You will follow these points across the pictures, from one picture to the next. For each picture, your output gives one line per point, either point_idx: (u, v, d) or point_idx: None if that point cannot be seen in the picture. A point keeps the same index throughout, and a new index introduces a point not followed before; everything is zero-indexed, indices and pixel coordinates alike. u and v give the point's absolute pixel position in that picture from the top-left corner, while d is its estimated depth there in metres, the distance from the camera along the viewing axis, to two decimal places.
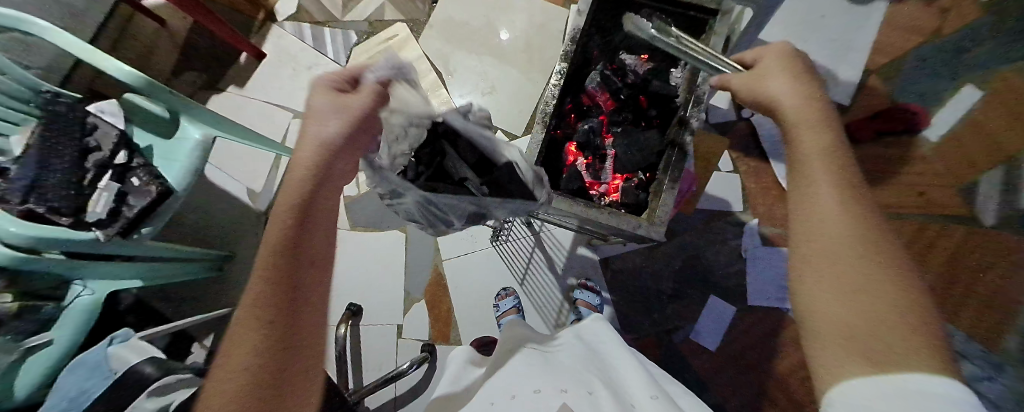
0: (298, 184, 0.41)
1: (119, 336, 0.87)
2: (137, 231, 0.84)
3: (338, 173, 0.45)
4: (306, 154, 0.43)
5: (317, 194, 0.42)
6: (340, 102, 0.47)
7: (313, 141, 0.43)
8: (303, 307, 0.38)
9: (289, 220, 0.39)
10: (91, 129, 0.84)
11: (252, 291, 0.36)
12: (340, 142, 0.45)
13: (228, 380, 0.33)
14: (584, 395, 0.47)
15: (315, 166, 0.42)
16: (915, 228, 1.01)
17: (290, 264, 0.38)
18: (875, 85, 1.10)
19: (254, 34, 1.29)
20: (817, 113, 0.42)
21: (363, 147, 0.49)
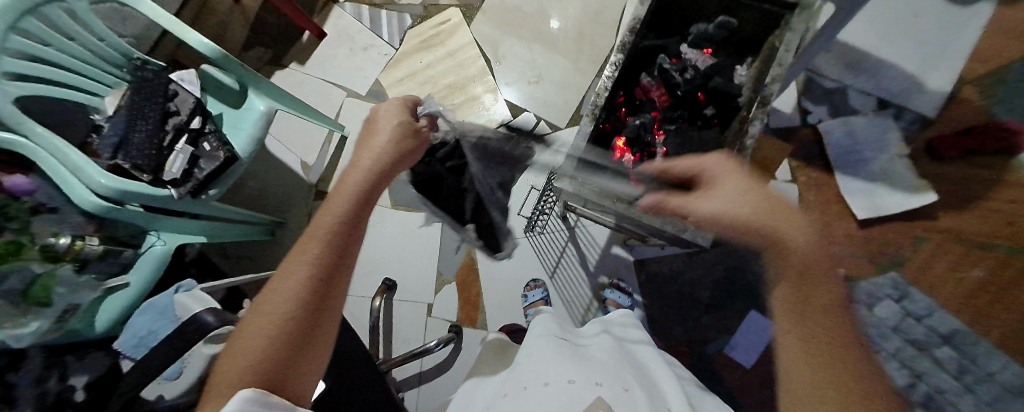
0: (357, 182, 0.46)
1: (184, 285, 0.91)
2: (205, 192, 0.91)
3: (392, 176, 0.49)
4: (365, 164, 0.48)
5: (375, 192, 0.47)
6: (405, 124, 0.51)
7: (359, 169, 0.47)
8: (338, 275, 0.41)
9: (347, 204, 0.44)
10: (172, 95, 0.92)
11: (300, 250, 0.41)
12: (395, 152, 0.49)
13: (258, 321, 0.36)
14: (619, 391, 0.48)
15: (379, 170, 0.47)
16: (999, 262, 0.92)
17: (336, 235, 0.42)
18: (970, 97, 0.97)
19: (316, 12, 1.34)
20: (766, 210, 0.46)
21: (416, 156, 0.53)
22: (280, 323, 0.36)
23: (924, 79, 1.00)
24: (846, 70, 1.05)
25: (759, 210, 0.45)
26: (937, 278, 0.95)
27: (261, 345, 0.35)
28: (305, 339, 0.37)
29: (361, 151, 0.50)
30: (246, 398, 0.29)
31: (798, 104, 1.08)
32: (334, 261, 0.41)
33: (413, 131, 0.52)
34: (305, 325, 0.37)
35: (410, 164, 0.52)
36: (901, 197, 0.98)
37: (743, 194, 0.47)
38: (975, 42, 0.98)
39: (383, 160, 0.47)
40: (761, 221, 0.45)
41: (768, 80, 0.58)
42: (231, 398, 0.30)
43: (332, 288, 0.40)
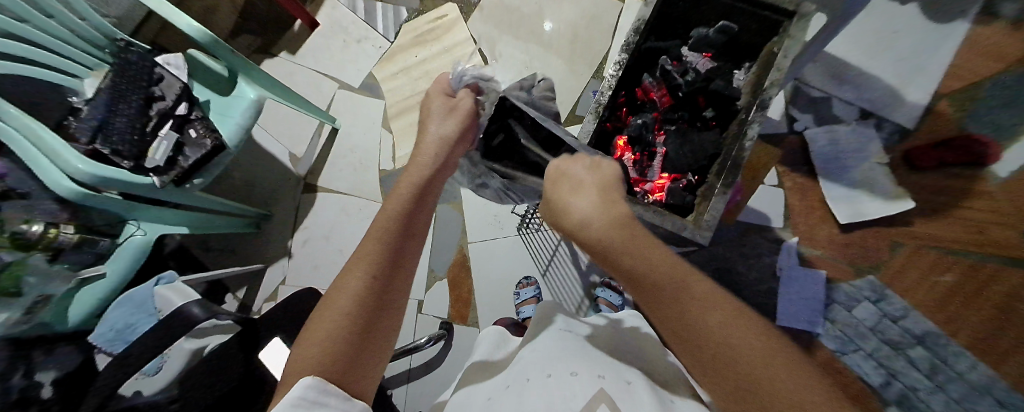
0: (420, 175, 0.50)
1: (165, 278, 0.88)
2: (189, 181, 0.88)
3: (451, 164, 0.57)
4: (429, 154, 0.54)
5: (430, 187, 0.50)
6: (447, 104, 0.62)
7: (433, 138, 0.56)
8: (399, 270, 0.41)
9: (406, 198, 0.46)
10: (157, 79, 0.88)
11: (359, 249, 0.40)
12: (454, 138, 0.58)
13: (324, 319, 0.34)
14: (623, 383, 0.50)
15: (437, 161, 0.53)
16: (967, 267, 0.96)
17: (399, 230, 0.42)
18: (943, 110, 1.01)
19: (308, 1, 1.31)
20: (604, 201, 0.40)
21: (468, 143, 0.62)
22: (350, 320, 0.34)
23: (902, 92, 1.05)
24: (831, 80, 1.09)
25: (596, 207, 0.39)
26: (911, 283, 0.99)
27: (334, 334, 0.33)
28: (369, 337, 0.36)
29: (422, 143, 0.57)
30: (308, 383, 0.30)
31: (787, 111, 1.12)
32: (399, 248, 0.41)
33: (468, 110, 0.62)
34: (370, 323, 0.36)
35: (464, 149, 0.61)
36: (881, 203, 1.03)
37: (578, 191, 0.42)
38: (951, 58, 1.03)
39: (442, 149, 0.55)
40: (586, 211, 0.39)
41: (766, 84, 0.59)
42: (299, 383, 0.30)
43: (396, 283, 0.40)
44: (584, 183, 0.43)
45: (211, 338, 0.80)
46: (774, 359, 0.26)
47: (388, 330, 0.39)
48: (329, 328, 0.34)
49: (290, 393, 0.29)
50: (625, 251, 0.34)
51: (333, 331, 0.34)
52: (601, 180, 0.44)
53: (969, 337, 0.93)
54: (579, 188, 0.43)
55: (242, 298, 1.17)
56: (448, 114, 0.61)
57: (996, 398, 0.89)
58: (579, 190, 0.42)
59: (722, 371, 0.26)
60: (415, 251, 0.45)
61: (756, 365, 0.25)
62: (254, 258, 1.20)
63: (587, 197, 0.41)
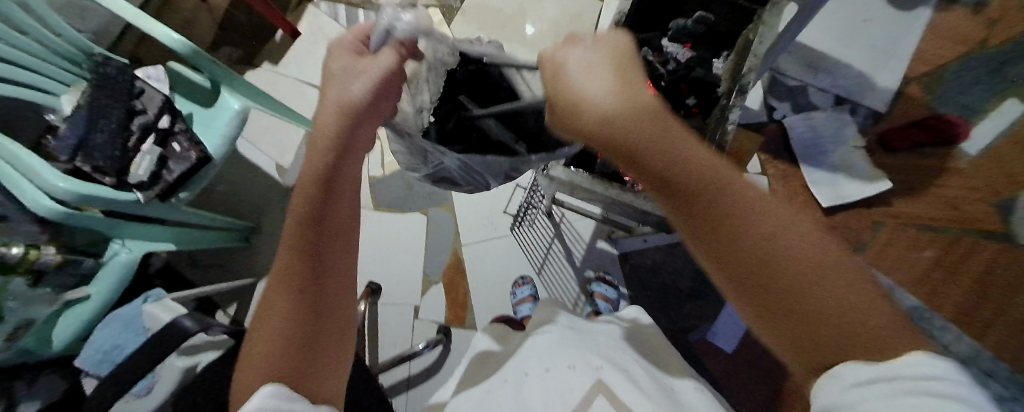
0: (319, 165, 0.38)
1: (152, 296, 0.89)
2: (174, 195, 0.87)
3: (360, 145, 0.40)
4: (327, 136, 0.38)
5: (338, 175, 0.38)
6: (348, 57, 0.41)
7: (334, 104, 0.38)
8: (329, 275, 0.37)
9: (309, 196, 0.37)
10: (138, 93, 0.87)
11: (279, 264, 0.36)
12: (361, 104, 0.39)
13: (263, 342, 0.34)
14: (622, 371, 0.52)
15: (334, 140, 0.38)
16: (947, 241, 0.99)
17: (312, 235, 0.36)
18: (913, 94, 1.07)
19: (289, 11, 1.31)
20: (628, 89, 0.32)
21: (389, 109, 0.43)
22: (286, 336, 0.34)
23: (874, 77, 1.09)
24: (806, 68, 1.13)
25: (618, 96, 0.31)
26: (893, 260, 1.03)
27: (275, 356, 0.34)
28: (315, 346, 0.35)
29: (320, 114, 0.39)
30: (268, 391, 0.31)
31: (767, 100, 1.15)
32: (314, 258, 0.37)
33: (388, 68, 0.40)
34: (312, 332, 0.35)
35: (380, 119, 0.42)
36: (861, 184, 1.06)
37: (593, 75, 0.33)
38: (916, 44, 1.08)
39: (341, 127, 0.38)
40: (611, 103, 0.31)
41: (744, 70, 0.62)
42: (255, 392, 0.32)
43: (326, 289, 0.37)
44: (596, 61, 0.34)
45: (204, 355, 0.77)
46: (830, 257, 0.25)
47: (338, 333, 0.38)
48: (267, 348, 0.34)
49: (250, 402, 0.31)
50: (667, 153, 0.29)
51: (273, 354, 0.34)
52: (616, 61, 0.35)
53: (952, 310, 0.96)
54: (592, 73, 0.33)
55: (233, 313, 1.15)
56: (354, 74, 0.39)
57: None
58: (591, 72, 0.34)
59: (758, 267, 0.25)
60: (348, 249, 0.40)
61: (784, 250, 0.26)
62: (244, 272, 1.18)
63: (606, 86, 0.32)
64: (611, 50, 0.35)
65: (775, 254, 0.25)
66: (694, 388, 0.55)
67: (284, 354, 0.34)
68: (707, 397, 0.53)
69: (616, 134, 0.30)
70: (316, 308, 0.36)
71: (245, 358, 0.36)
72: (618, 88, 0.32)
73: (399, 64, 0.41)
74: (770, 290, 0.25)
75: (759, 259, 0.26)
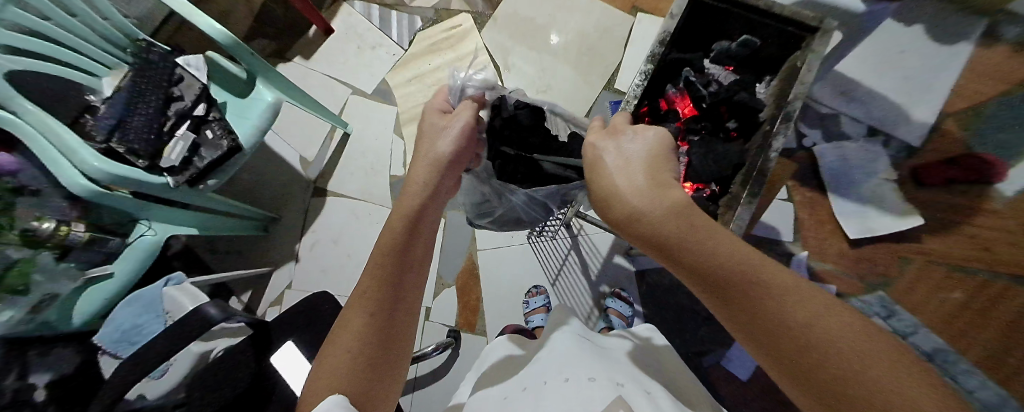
0: (411, 206, 0.43)
1: (173, 279, 0.88)
2: (203, 182, 0.87)
3: (444, 190, 0.47)
4: (420, 181, 0.45)
5: (424, 215, 0.44)
6: (436, 126, 0.49)
7: (426, 157, 0.46)
8: (402, 304, 0.40)
9: (400, 229, 0.42)
10: (177, 80, 0.89)
11: (360, 284, 0.40)
12: (448, 159, 0.46)
13: (337, 353, 0.36)
14: (644, 392, 0.49)
15: (427, 185, 0.45)
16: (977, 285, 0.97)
17: (396, 264, 0.40)
18: (951, 129, 1.04)
19: (325, 8, 1.34)
20: (659, 179, 0.39)
21: (468, 161, 0.51)
22: (355, 354, 0.35)
23: (909, 110, 1.07)
24: (839, 97, 1.11)
25: (648, 190, 0.38)
26: (920, 298, 1.00)
27: (345, 370, 0.35)
28: (379, 370, 0.37)
29: (415, 163, 0.47)
30: (333, 399, 0.31)
31: (795, 126, 1.14)
32: (394, 281, 0.40)
33: (467, 124, 0.48)
34: (377, 356, 0.37)
35: (462, 169, 0.50)
36: (890, 220, 1.04)
37: (626, 168, 0.41)
38: (955, 79, 1.05)
39: (433, 174, 0.45)
40: (638, 192, 0.38)
41: (790, 97, 0.60)
42: (321, 400, 0.32)
43: (399, 317, 0.40)
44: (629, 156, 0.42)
45: (219, 341, 0.77)
46: (864, 346, 0.24)
47: (395, 358, 0.39)
48: (339, 362, 0.35)
49: (318, 407, 0.31)
50: (680, 230, 0.34)
51: (344, 367, 0.35)
52: (651, 153, 0.42)
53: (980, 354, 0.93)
54: (626, 166, 0.41)
55: (246, 302, 1.16)
56: (442, 131, 0.48)
57: None
58: (625, 165, 0.41)
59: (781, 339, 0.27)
60: (417, 283, 0.43)
61: (808, 321, 0.26)
62: (260, 261, 1.19)
63: (635, 178, 0.39)
64: (646, 143, 0.43)
65: (799, 335, 0.26)
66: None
67: (353, 369, 0.35)
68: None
69: (642, 221, 0.36)
70: (387, 329, 0.38)
71: (314, 368, 0.37)
72: (646, 180, 0.39)
73: (473, 116, 0.49)
74: (809, 372, 0.25)
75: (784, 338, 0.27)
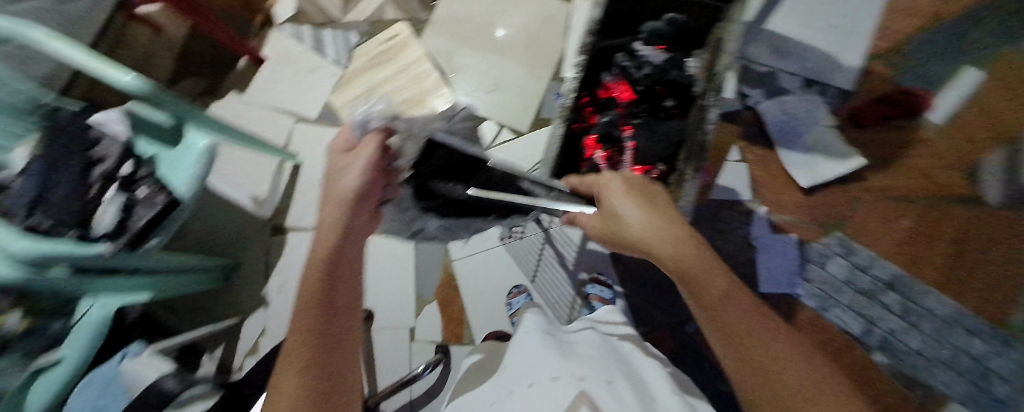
0: (324, 253, 0.47)
1: (131, 353, 0.85)
2: (146, 242, 0.81)
3: (358, 224, 0.52)
4: (332, 221, 0.49)
5: (343, 253, 0.48)
6: (339, 159, 0.58)
7: (336, 195, 0.51)
8: (338, 345, 0.43)
9: (319, 277, 0.45)
10: (94, 141, 0.80)
11: (290, 344, 0.41)
12: (357, 193, 0.51)
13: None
14: (605, 382, 0.51)
15: (343, 226, 0.49)
16: (922, 210, 1.05)
17: (323, 310, 0.43)
18: (880, 70, 1.11)
19: (251, 37, 1.28)
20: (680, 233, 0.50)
21: (377, 191, 0.56)
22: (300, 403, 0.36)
23: (840, 57, 1.12)
24: (774, 53, 1.15)
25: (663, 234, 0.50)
26: (875, 232, 1.06)
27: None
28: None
29: (327, 203, 0.52)
30: None
31: (738, 88, 1.17)
32: (326, 325, 0.43)
33: (372, 159, 0.54)
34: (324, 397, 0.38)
35: (372, 200, 0.55)
36: (837, 165, 1.09)
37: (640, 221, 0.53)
38: (877, 20, 1.12)
39: (342, 212, 0.50)
40: (662, 246, 0.50)
41: (718, 69, 0.63)
42: None
43: (335, 361, 0.42)
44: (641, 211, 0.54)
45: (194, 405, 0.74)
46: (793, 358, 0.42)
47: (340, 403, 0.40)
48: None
49: None
50: (696, 274, 0.47)
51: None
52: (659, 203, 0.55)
53: (931, 274, 1.02)
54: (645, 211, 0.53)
55: (219, 356, 1.09)
56: (350, 168, 0.54)
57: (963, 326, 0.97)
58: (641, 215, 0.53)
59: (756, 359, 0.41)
60: (346, 330, 0.46)
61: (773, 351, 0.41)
62: (227, 313, 1.14)
63: (652, 222, 0.52)
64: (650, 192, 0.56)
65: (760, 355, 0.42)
66: (675, 395, 0.53)
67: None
68: (683, 403, 0.52)
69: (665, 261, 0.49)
70: (330, 369, 0.40)
71: None
72: (665, 236, 0.50)
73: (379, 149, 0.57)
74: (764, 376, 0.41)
75: (771, 396, 0.39)
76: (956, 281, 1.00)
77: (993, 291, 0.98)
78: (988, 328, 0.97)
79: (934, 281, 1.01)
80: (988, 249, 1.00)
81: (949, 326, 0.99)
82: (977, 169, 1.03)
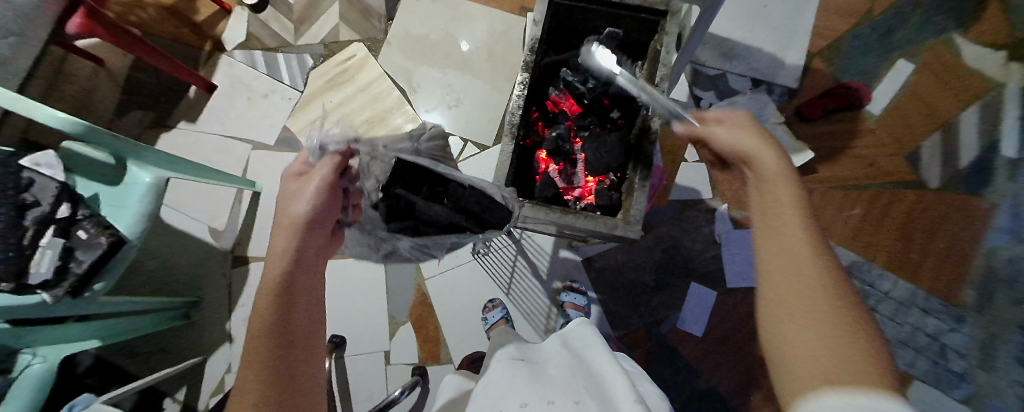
0: (277, 276, 0.39)
1: (79, 404, 0.79)
2: (88, 288, 0.74)
3: (313, 249, 0.44)
4: (281, 248, 0.41)
5: (299, 277, 0.41)
6: (288, 185, 0.48)
7: (285, 222, 0.43)
8: (298, 378, 0.36)
9: (270, 299, 0.38)
10: (27, 184, 0.75)
11: (242, 385, 0.33)
12: (312, 218, 0.44)
13: None
14: (572, 402, 0.49)
15: (293, 248, 0.41)
16: (872, 197, 1.10)
17: (276, 336, 0.36)
18: (818, 67, 1.17)
19: (201, 65, 1.25)
20: (783, 161, 0.45)
21: (336, 215, 0.49)
22: None
23: (782, 56, 1.18)
24: (721, 56, 1.20)
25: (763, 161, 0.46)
26: (831, 221, 1.10)
27: None
28: None
29: (275, 230, 0.43)
30: None
31: (690, 91, 1.19)
32: (281, 353, 0.35)
33: (323, 183, 0.46)
34: None
35: (330, 225, 0.48)
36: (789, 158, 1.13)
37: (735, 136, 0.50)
38: (812, 22, 1.19)
39: (292, 239, 0.42)
40: (753, 154, 0.47)
41: (657, 79, 0.67)
42: None
43: (296, 402, 0.34)
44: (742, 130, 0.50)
45: None
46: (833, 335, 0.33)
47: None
48: None
49: None
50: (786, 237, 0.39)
51: None
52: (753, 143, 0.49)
53: (885, 258, 1.07)
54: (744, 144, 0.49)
55: (184, 398, 1.05)
56: (298, 194, 0.46)
57: (916, 305, 1.04)
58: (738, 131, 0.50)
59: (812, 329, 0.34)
60: (310, 363, 0.38)
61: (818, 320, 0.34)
62: (188, 352, 1.08)
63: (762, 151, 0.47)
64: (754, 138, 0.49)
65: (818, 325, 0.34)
66: (634, 400, 0.48)
67: None
68: (644, 406, 0.47)
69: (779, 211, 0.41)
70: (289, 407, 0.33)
71: None
72: (756, 150, 0.47)
73: (333, 171, 0.49)
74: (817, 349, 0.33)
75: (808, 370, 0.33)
76: (907, 262, 1.06)
77: (941, 269, 1.05)
78: (937, 304, 1.04)
79: (888, 264, 1.06)
80: (931, 229, 1.07)
81: (906, 306, 1.04)
82: (916, 154, 1.11)
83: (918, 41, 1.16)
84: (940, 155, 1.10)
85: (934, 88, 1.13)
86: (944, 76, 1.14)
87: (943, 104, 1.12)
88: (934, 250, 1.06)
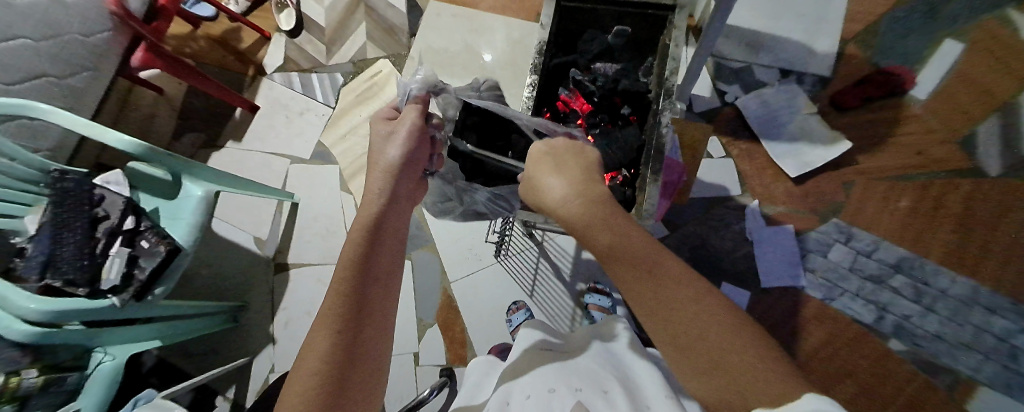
0: (371, 214, 0.42)
1: (143, 398, 0.86)
2: (150, 293, 0.81)
3: (403, 195, 0.46)
4: (377, 189, 0.44)
5: (386, 222, 0.42)
6: (381, 124, 0.51)
7: (381, 166, 0.46)
8: (374, 303, 0.36)
9: (359, 241, 0.39)
10: (99, 199, 0.84)
11: (328, 294, 0.34)
12: (402, 165, 0.47)
13: (305, 361, 0.30)
14: (599, 393, 0.47)
15: (385, 194, 0.44)
16: (920, 187, 1.02)
17: (360, 277, 0.36)
18: (853, 52, 1.12)
19: (245, 88, 1.36)
20: (590, 192, 0.42)
21: (424, 160, 0.52)
22: (329, 356, 0.30)
23: (812, 44, 1.13)
24: (745, 49, 1.17)
25: (575, 195, 0.41)
26: (874, 214, 1.03)
27: (319, 376, 0.29)
28: (353, 372, 0.31)
29: (370, 173, 0.46)
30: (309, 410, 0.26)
31: (715, 86, 1.16)
32: (363, 278, 0.36)
33: (414, 128, 0.49)
34: (353, 354, 0.32)
35: (419, 171, 0.50)
36: (823, 150, 1.07)
37: (573, 189, 0.42)
38: (842, 9, 1.14)
39: (387, 182, 0.45)
40: (564, 204, 0.41)
41: (667, 74, 0.67)
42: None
43: (370, 322, 0.35)
44: (578, 180, 0.43)
45: None
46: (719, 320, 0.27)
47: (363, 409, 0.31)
48: (315, 361, 0.29)
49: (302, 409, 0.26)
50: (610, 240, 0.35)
51: (320, 369, 0.29)
52: (569, 185, 0.43)
53: (941, 253, 0.98)
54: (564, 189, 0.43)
55: (232, 397, 1.12)
56: (391, 139, 0.49)
57: (979, 303, 0.95)
58: (576, 183, 0.43)
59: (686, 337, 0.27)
60: (388, 293, 0.39)
61: (688, 318, 0.27)
62: (235, 354, 1.16)
63: (561, 188, 0.43)
64: (563, 181, 0.44)
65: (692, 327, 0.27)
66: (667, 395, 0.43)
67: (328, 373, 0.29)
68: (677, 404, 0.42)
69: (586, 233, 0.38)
70: (360, 324, 0.34)
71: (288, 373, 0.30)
72: (573, 201, 0.40)
73: (420, 116, 0.51)
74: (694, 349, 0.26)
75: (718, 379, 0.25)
76: (968, 257, 0.97)
77: (1008, 264, 0.96)
78: (1004, 302, 0.94)
79: (944, 259, 0.98)
80: (993, 219, 0.98)
81: (968, 305, 0.95)
82: (971, 139, 1.02)
83: (966, 19, 1.08)
84: (1000, 141, 1.01)
85: (989, 67, 1.05)
86: (998, 54, 1.05)
87: (999, 85, 1.03)
88: (999, 243, 0.97)
